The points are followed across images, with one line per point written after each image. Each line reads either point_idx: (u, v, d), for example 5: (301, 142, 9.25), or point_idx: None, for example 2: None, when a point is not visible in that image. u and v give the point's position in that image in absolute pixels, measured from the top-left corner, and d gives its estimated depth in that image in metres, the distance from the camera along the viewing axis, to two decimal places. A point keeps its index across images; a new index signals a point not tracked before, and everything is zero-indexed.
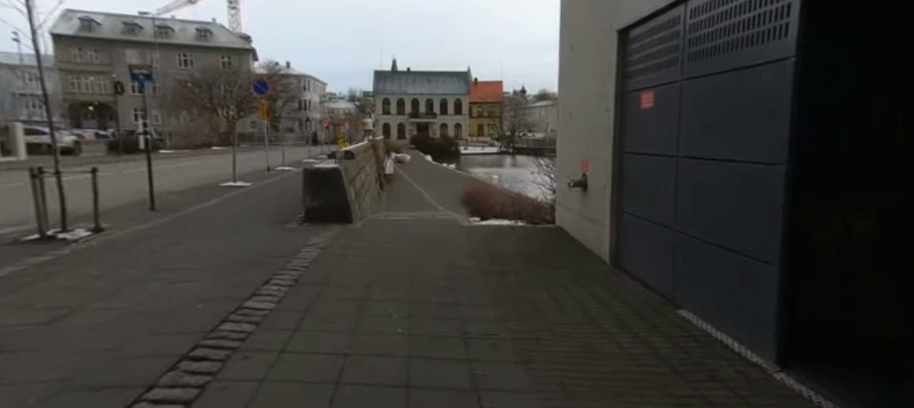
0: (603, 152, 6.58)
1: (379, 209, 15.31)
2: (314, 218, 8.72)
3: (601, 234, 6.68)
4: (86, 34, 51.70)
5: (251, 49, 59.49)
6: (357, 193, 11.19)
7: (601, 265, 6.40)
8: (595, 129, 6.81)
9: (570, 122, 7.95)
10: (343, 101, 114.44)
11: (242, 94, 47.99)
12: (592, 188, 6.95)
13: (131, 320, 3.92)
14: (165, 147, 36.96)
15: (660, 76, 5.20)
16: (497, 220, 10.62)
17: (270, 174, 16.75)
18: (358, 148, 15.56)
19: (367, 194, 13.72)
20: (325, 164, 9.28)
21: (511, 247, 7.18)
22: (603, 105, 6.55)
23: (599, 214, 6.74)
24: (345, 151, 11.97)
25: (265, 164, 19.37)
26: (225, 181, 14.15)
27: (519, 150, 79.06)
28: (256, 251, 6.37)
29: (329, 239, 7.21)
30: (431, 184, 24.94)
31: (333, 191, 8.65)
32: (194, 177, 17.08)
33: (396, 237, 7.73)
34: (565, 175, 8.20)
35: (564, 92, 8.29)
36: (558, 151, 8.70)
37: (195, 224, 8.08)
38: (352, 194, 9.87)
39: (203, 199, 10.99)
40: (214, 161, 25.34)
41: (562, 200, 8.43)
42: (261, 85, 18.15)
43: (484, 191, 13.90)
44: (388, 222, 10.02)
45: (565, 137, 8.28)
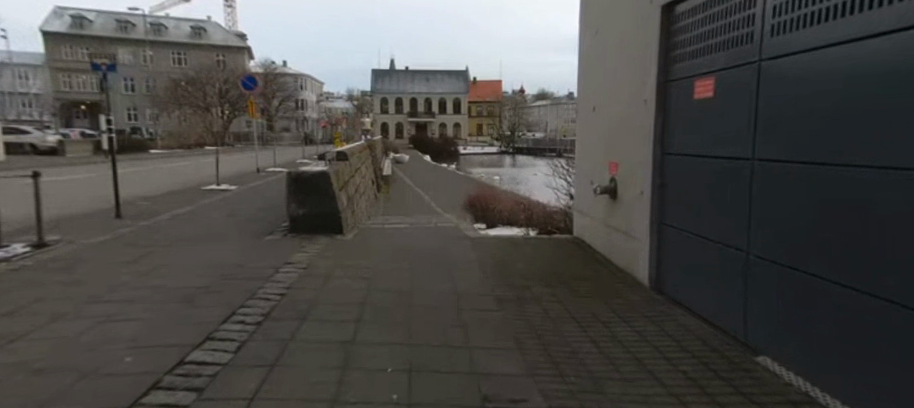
0: (639, 153, 5.54)
1: (376, 214, 14.29)
2: (301, 228, 7.71)
3: (635, 251, 5.64)
4: (78, 31, 50.46)
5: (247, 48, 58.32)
6: (351, 198, 10.16)
7: (638, 289, 5.36)
8: (627, 126, 5.80)
9: (592, 118, 6.96)
10: (341, 101, 113.33)
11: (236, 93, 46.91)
12: (623, 196, 5.92)
13: (29, 378, 2.91)
14: (156, 147, 35.85)
15: (722, 59, 4.18)
16: (505, 229, 9.64)
17: (259, 176, 15.70)
18: (353, 148, 14.56)
19: (362, 198, 12.72)
20: (314, 167, 8.27)
21: (526, 265, 6.12)
22: (637, 97, 5.54)
23: (632, 227, 5.70)
24: (337, 151, 10.97)
25: (255, 165, 18.31)
26: (209, 184, 13.11)
27: (519, 150, 78.21)
28: (226, 269, 5.36)
29: (313, 255, 6.19)
30: (431, 186, 23.86)
31: (321, 199, 7.63)
32: (178, 179, 16.05)
33: (393, 251, 6.70)
34: (586, 179, 7.19)
35: (585, 84, 7.30)
36: (577, 151, 7.71)
37: (162, 235, 7.08)
38: (344, 200, 8.87)
39: (180, 205, 9.99)
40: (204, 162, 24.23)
41: (581, 207, 7.42)
42: (249, 80, 17.03)
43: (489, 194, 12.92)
44: (384, 231, 8.98)
45: (586, 136, 7.29)
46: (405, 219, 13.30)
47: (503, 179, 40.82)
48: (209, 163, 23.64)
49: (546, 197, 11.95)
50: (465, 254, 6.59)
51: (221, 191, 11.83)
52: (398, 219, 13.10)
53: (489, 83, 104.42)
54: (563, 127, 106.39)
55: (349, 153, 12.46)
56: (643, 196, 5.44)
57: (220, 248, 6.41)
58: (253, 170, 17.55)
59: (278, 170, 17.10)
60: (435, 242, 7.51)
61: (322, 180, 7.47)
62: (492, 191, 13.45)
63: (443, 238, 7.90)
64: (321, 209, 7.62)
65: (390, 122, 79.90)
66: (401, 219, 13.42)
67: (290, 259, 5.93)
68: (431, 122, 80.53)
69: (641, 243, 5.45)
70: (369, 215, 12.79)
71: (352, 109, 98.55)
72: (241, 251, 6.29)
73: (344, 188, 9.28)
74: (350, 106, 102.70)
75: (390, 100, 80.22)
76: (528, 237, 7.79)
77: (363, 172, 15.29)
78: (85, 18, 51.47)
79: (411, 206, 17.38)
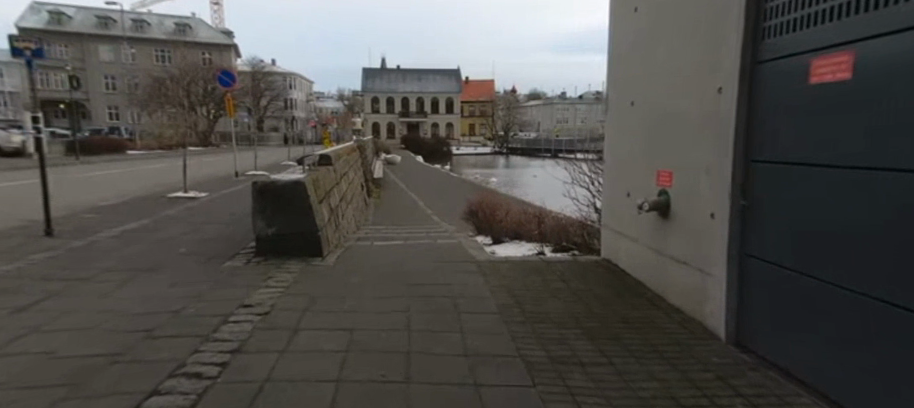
0: (707, 160, 4.21)
1: (367, 226, 12.92)
2: (270, 252, 6.32)
3: (699, 288, 4.32)
4: (55, 27, 48.57)
5: (233, 45, 56.74)
6: (335, 209, 8.80)
7: (709, 340, 4.05)
8: (688, 126, 4.46)
9: (631, 118, 5.62)
10: (331, 101, 111.82)
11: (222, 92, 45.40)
12: (682, 215, 4.58)
13: None
14: (135, 148, 34.31)
15: (869, 25, 2.86)
16: (513, 246, 8.40)
17: (235, 181, 14.39)
18: (340, 151, 13.31)
19: (350, 207, 11.36)
20: (288, 174, 6.89)
21: (554, 302, 4.80)
22: (705, 87, 4.21)
23: (696, 257, 4.37)
24: (320, 155, 9.59)
25: (233, 168, 16.86)
26: (176, 190, 11.78)
27: (512, 151, 77.41)
28: (159, 316, 3.99)
29: (281, 291, 4.80)
30: (424, 191, 22.48)
31: (295, 216, 6.24)
32: (146, 184, 14.67)
33: (385, 283, 5.33)
34: (622, 192, 5.87)
35: (619, 76, 5.96)
36: (607, 157, 6.41)
37: (98, 259, 5.75)
38: (325, 213, 7.54)
39: (135, 217, 8.58)
40: (181, 164, 22.79)
41: (615, 226, 6.10)
42: (227, 76, 15.56)
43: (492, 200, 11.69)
44: (374, 249, 7.62)
45: (620, 139, 5.96)
46: (399, 231, 11.93)
47: (497, 180, 39.56)
48: (185, 165, 22.07)
49: (559, 206, 10.63)
50: (475, 287, 5.24)
51: (188, 200, 10.49)
52: (390, 231, 11.72)
53: (481, 83, 103.11)
54: (556, 127, 105.53)
55: (334, 156, 11.08)
56: (713, 219, 4.11)
57: (164, 278, 5.04)
58: (231, 174, 16.07)
59: (258, 174, 15.77)
60: (435, 267, 6.15)
61: (295, 193, 6.09)
62: (498, 197, 12.10)
63: (442, 260, 6.54)
64: (295, 228, 6.24)
65: (381, 122, 78.46)
66: (394, 230, 12.08)
67: (250, 298, 4.54)
68: (423, 122, 79.19)
69: (711, 279, 4.13)
70: (357, 227, 11.41)
71: (342, 109, 96.86)
72: (190, 282, 4.92)
73: (327, 198, 7.92)
74: (340, 106, 101.03)
75: (381, 99, 78.82)
76: (548, 260, 6.48)
77: (351, 176, 13.87)
78: (63, 13, 49.59)
79: (405, 214, 15.97)
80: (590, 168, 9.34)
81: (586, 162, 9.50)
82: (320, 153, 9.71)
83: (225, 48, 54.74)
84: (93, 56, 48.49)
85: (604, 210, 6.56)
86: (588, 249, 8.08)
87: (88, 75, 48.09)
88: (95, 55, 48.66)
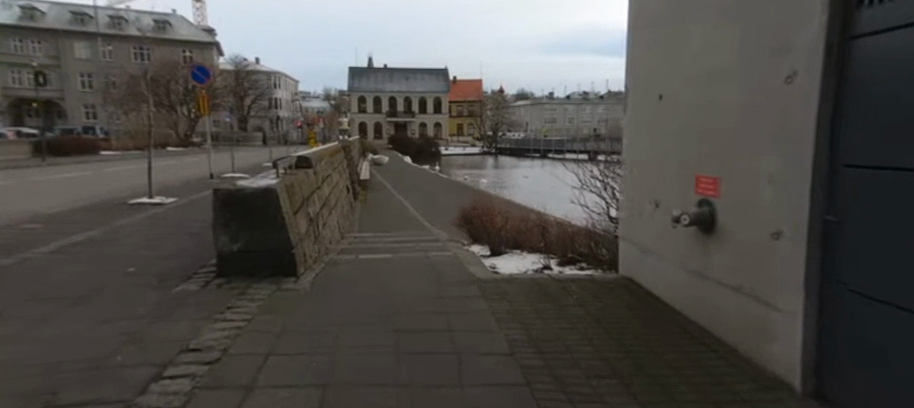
0: (770, 164, 3.37)
1: (352, 234, 11.96)
2: (235, 272, 5.40)
3: (759, 322, 3.49)
4: (28, 23, 46.89)
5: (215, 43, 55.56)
6: (315, 218, 7.89)
7: (777, 393, 3.21)
8: (740, 124, 3.64)
9: (660, 115, 4.80)
10: (317, 101, 110.31)
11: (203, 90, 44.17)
12: (733, 231, 3.75)
13: None
14: (111, 149, 33.06)
15: None
16: (513, 258, 7.63)
17: (209, 184, 13.45)
18: (324, 152, 12.46)
19: (332, 214, 10.42)
20: (259, 180, 5.97)
21: (576, 338, 3.95)
22: (766, 72, 3.38)
23: (753, 284, 3.54)
24: (299, 156, 8.67)
25: (208, 170, 15.79)
26: (142, 195, 10.84)
27: (501, 151, 76.88)
28: (71, 370, 3.07)
29: (239, 326, 3.90)
30: (413, 194, 21.54)
31: (263, 230, 5.30)
32: (112, 188, 13.66)
33: (369, 312, 4.45)
34: (650, 201, 5.05)
35: (641, 66, 5.13)
36: (628, 159, 5.59)
37: (24, 282, 4.84)
38: (304, 224, 6.67)
39: (85, 228, 7.58)
40: (155, 165, 21.71)
41: (641, 240, 5.28)
42: (200, 71, 14.50)
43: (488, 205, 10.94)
44: (358, 265, 6.73)
45: (645, 140, 5.14)
46: (386, 239, 10.99)
47: (487, 182, 38.72)
48: (158, 166, 20.86)
49: (561, 213, 9.82)
50: (479, 317, 4.39)
51: (153, 206, 9.56)
52: (377, 239, 10.78)
53: (469, 83, 102.39)
54: (544, 127, 105.07)
55: (315, 157, 10.15)
56: (781, 239, 3.27)
57: (98, 310, 4.13)
58: (205, 177, 14.97)
59: (234, 176, 14.83)
60: (428, 288, 5.27)
61: (263, 202, 5.20)
62: (494, 202, 11.24)
63: (437, 279, 5.67)
64: (264, 244, 5.33)
65: (368, 122, 77.28)
66: (381, 238, 11.15)
67: (199, 337, 3.63)
68: (411, 122, 78.14)
69: (775, 314, 3.33)
70: (341, 236, 10.47)
71: (327, 108, 95.39)
72: (125, 317, 4.00)
73: (305, 207, 7.02)
74: (326, 106, 99.51)
75: (368, 99, 77.66)
76: (561, 279, 5.65)
77: (335, 180, 12.91)
78: (36, 8, 47.94)
79: (394, 219, 15.00)
80: (597, 171, 8.56)
81: (592, 165, 8.72)
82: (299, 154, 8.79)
83: (207, 45, 53.57)
84: (68, 53, 46.86)
85: (624, 221, 5.74)
86: (595, 260, 7.36)
87: (63, 73, 46.55)
88: (70, 53, 47.08)
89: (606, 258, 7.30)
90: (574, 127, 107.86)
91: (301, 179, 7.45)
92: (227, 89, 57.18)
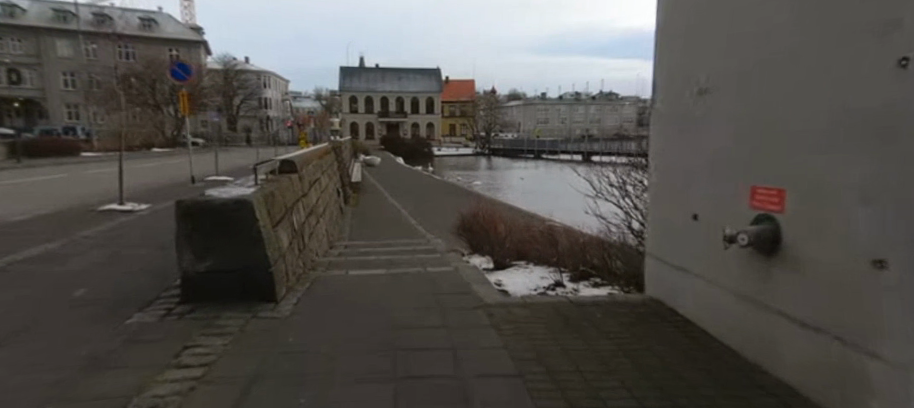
0: (864, 174, 2.67)
1: (342, 242, 11.23)
2: (206, 296, 4.64)
3: (852, 371, 2.79)
4: (8, 20, 45.72)
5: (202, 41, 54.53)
6: (301, 228, 7.14)
7: None
8: (818, 123, 2.95)
9: (700, 113, 4.11)
10: (308, 100, 109.16)
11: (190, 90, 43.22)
12: (809, 255, 3.05)
13: None
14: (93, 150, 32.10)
15: None
16: (521, 272, 6.96)
17: (188, 188, 12.69)
18: (312, 154, 11.72)
19: (320, 220, 9.68)
20: (236, 189, 5.21)
21: (614, 388, 3.24)
22: (865, 58, 2.67)
23: (838, 323, 2.85)
24: (283, 159, 7.92)
25: (189, 173, 15.00)
26: (115, 201, 10.10)
27: (494, 151, 76.31)
28: None
29: (198, 376, 3.16)
30: (406, 197, 20.79)
31: (239, 247, 4.54)
32: (86, 192, 12.88)
33: (359, 348, 3.71)
34: (686, 211, 4.36)
35: (677, 57, 4.44)
36: (656, 163, 4.91)
37: None
38: (288, 237, 5.93)
39: (41, 241, 6.81)
40: (137, 167, 20.89)
41: (675, 255, 4.59)
42: (179, 68, 13.64)
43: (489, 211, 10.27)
44: (348, 282, 5.97)
45: (679, 141, 4.45)
46: (379, 247, 10.26)
47: (481, 184, 38.04)
48: (139, 168, 20.03)
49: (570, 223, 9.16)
50: (491, 358, 3.67)
51: (124, 214, 8.83)
52: (369, 248, 10.04)
53: (461, 83, 101.74)
54: (537, 127, 104.57)
55: (302, 160, 9.41)
56: (883, 269, 2.57)
57: (27, 356, 3.41)
58: (186, 180, 14.19)
59: (218, 179, 14.08)
60: (428, 314, 4.53)
61: (237, 213, 4.48)
62: (495, 209, 10.56)
63: (437, 302, 4.92)
64: (238, 262, 4.58)
65: (359, 122, 76.43)
66: (372, 246, 10.42)
67: (142, 398, 2.88)
68: (402, 122, 77.33)
69: (875, 364, 2.63)
70: (329, 245, 9.73)
71: (318, 108, 94.42)
72: (56, 365, 3.26)
73: (288, 217, 6.27)
74: (317, 106, 98.58)
75: (359, 99, 76.85)
76: (578, 302, 4.94)
77: (323, 184, 12.14)
78: (17, 5, 46.78)
79: (386, 225, 14.25)
80: (612, 178, 7.92)
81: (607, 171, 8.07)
82: (284, 157, 8.06)
83: None
84: (50, 52, 45.85)
85: (651, 232, 5.06)
86: (610, 274, 6.73)
87: (45, 72, 45.42)
88: (52, 51, 45.95)
89: (623, 272, 6.66)
90: (567, 127, 107.52)
91: (284, 186, 6.70)
92: (215, 89, 56.21)
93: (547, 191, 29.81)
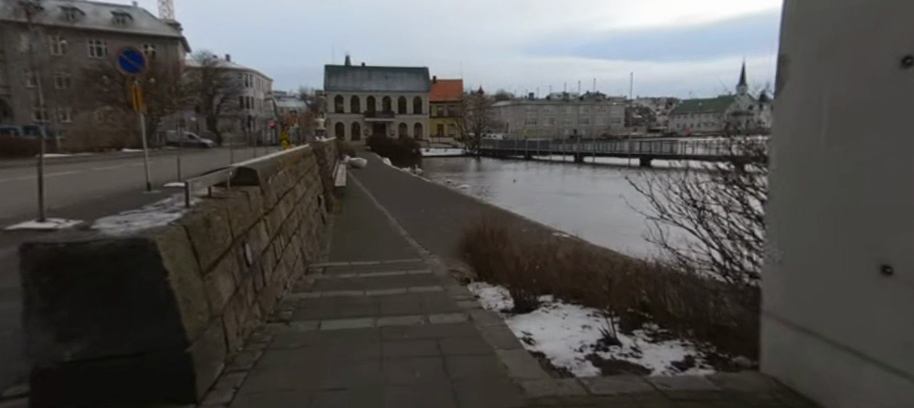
0: None
1: (321, 263, 9.44)
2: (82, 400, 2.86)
3: None
4: None
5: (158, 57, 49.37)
6: (261, 261, 5.38)
7: None
8: None
9: (903, 99, 2.46)
10: (293, 100, 106.92)
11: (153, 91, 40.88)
12: None
13: None
14: (56, 151, 30.17)
15: None
16: (551, 314, 5.40)
17: (139, 195, 11.06)
18: (285, 158, 10.08)
19: (292, 239, 7.93)
20: (142, 220, 3.42)
21: None
22: None
23: None
24: (239, 167, 6.08)
25: (145, 179, 13.23)
26: (40, 215, 8.45)
27: (484, 153, 75.16)
28: None
29: None
30: (396, 204, 19.03)
31: (132, 320, 2.82)
32: (19, 201, 11.20)
33: None
34: (859, 258, 2.72)
35: (842, 15, 2.79)
36: (783, 179, 3.27)
37: None
38: (234, 283, 4.17)
39: None
40: (98, 169, 19.19)
41: (829, 322, 2.96)
42: (129, 58, 11.72)
43: (504, 229, 8.70)
44: (320, 344, 4.23)
45: (841, 145, 2.81)
46: (364, 270, 8.50)
47: (472, 187, 36.54)
48: (98, 171, 18.13)
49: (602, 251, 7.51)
50: None
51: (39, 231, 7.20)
52: (351, 273, 8.28)
53: (450, 83, 99.82)
54: (525, 127, 102.91)
55: (271, 167, 7.67)
56: None
57: None
58: (143, 186, 12.39)
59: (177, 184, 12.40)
60: None
61: (137, 266, 2.79)
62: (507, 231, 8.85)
63: (450, 397, 3.24)
64: (136, 343, 2.84)
65: (345, 122, 74.30)
66: (355, 269, 8.65)
67: None
68: (389, 122, 75.36)
69: None
70: (302, 272, 7.94)
71: (304, 108, 92.11)
72: None
73: (238, 252, 4.53)
74: (302, 107, 96.17)
75: (345, 99, 74.82)
76: (665, 389, 3.26)
77: (299, 194, 10.33)
78: None
79: (373, 240, 12.41)
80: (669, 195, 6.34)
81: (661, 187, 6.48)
82: (245, 164, 6.34)
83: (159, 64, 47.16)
84: None
85: (771, 272, 3.42)
86: (664, 317, 5.22)
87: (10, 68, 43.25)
88: None
89: (688, 317, 5.03)
90: (556, 128, 106.56)
91: (237, 205, 4.96)
92: (192, 87, 53.98)
93: (548, 205, 28.01)
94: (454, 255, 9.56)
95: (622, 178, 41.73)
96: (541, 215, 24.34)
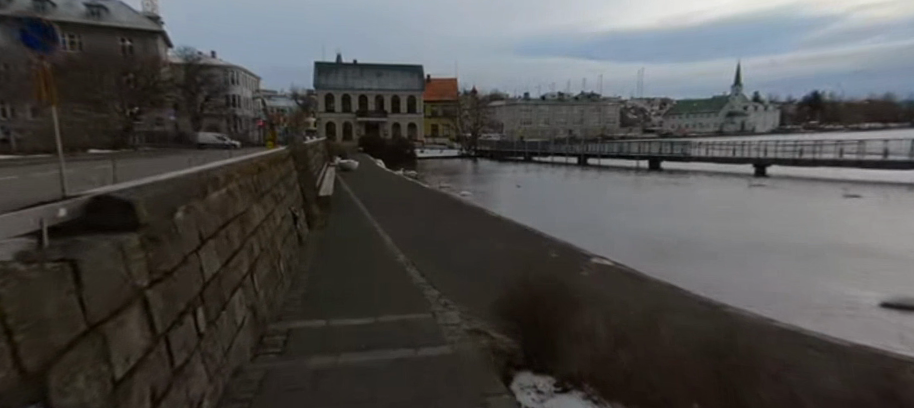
0: None
1: (284, 324, 6.42)
2: None
3: None
4: None
5: (123, 58, 45.75)
6: None
7: None
8: None
9: None
10: (284, 99, 103.34)
11: (105, 96, 35.96)
12: None
13: None
14: (13, 151, 27.26)
15: None
16: None
17: (45, 190, 8.23)
18: (239, 164, 7.14)
19: (231, 303, 4.94)
20: None
21: None
22: None
23: None
24: (95, 199, 3.09)
25: (69, 175, 10.42)
26: None
27: (481, 154, 72.49)
28: None
29: None
30: (391, 217, 16.15)
31: None
32: None
33: None
34: None
35: None
36: None
37: None
38: None
39: None
40: (37, 166, 16.31)
41: None
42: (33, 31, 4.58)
43: (568, 292, 5.79)
44: None
45: None
46: (349, 346, 5.50)
47: (472, 193, 33.80)
48: (31, 169, 15.08)
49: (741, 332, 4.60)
50: None
51: None
52: (327, 354, 5.29)
53: (445, 82, 96.44)
54: (521, 127, 100.14)
55: (198, 186, 4.72)
56: None
57: None
58: (59, 183, 9.44)
59: (101, 180, 9.51)
60: None
61: None
62: (563, 286, 5.93)
63: None
64: None
65: (336, 122, 71.35)
66: (333, 344, 5.63)
67: None
68: (382, 122, 72.38)
69: None
70: (246, 357, 4.94)
71: (294, 107, 88.99)
72: None
73: None
74: (289, 106, 92.59)
75: (336, 97, 71.73)
76: None
77: (257, 218, 7.30)
78: None
79: (362, 273, 9.39)
80: None
81: None
82: (118, 190, 3.38)
83: (138, 69, 44.75)
84: None
85: None
86: None
87: None
88: None
89: None
90: (552, 128, 104.05)
91: (21, 299, 2.00)
92: (172, 84, 50.78)
93: (562, 215, 25.06)
94: (489, 316, 6.65)
95: (630, 182, 39.11)
96: (557, 228, 21.47)
